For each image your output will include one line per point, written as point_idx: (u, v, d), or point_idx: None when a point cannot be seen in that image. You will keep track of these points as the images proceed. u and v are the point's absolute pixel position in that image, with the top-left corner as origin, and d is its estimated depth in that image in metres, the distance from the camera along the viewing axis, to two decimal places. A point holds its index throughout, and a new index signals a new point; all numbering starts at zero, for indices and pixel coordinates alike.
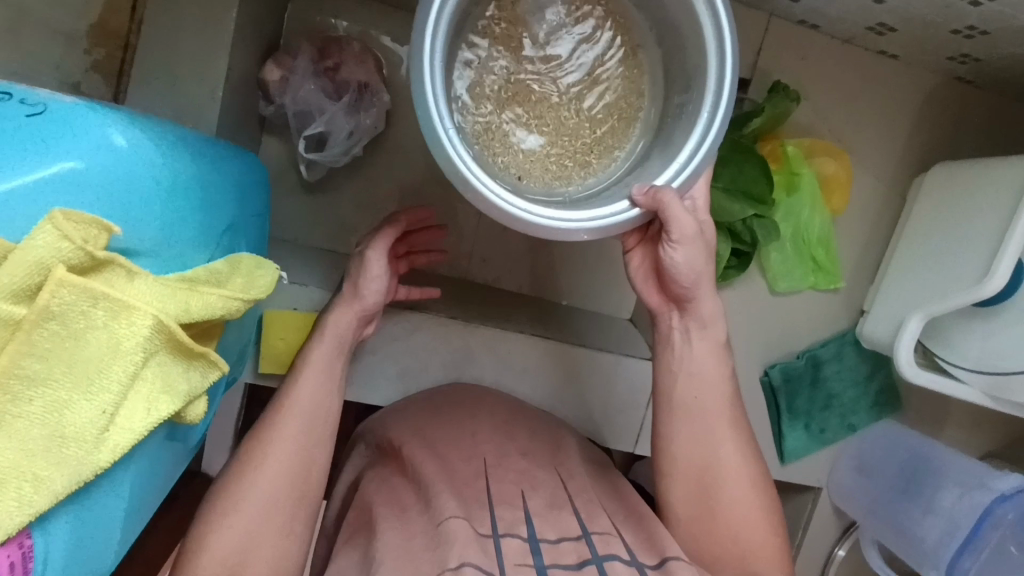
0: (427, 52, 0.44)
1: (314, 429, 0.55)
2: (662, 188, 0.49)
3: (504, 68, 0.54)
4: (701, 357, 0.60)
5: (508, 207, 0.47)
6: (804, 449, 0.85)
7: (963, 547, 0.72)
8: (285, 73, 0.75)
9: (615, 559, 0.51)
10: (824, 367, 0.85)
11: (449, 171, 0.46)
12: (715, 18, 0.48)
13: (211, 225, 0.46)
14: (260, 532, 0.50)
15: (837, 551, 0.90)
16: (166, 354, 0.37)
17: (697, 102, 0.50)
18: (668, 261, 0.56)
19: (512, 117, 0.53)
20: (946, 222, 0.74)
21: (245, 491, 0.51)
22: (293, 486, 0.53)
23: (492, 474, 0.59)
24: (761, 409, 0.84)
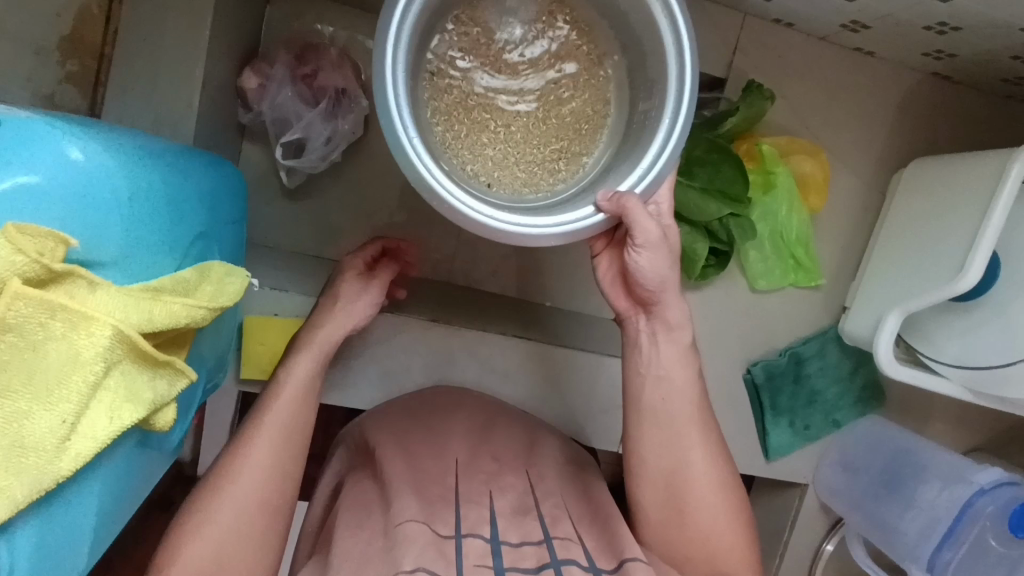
0: (390, 62, 0.45)
1: (293, 432, 0.56)
2: (625, 194, 0.50)
3: (471, 75, 0.54)
4: (668, 361, 0.60)
5: (473, 214, 0.47)
6: (788, 447, 0.86)
7: (944, 540, 0.72)
8: (262, 81, 0.76)
9: (574, 562, 0.52)
10: (807, 364, 0.85)
11: (414, 179, 0.46)
12: (675, 28, 0.49)
13: (179, 233, 0.47)
14: (236, 535, 0.51)
15: (825, 546, 0.90)
16: (129, 362, 0.37)
17: (659, 109, 0.51)
18: (634, 265, 0.56)
19: (479, 124, 0.54)
20: (923, 218, 0.74)
21: (223, 495, 0.52)
22: (270, 490, 0.53)
23: (462, 475, 0.61)
24: (744, 407, 0.85)
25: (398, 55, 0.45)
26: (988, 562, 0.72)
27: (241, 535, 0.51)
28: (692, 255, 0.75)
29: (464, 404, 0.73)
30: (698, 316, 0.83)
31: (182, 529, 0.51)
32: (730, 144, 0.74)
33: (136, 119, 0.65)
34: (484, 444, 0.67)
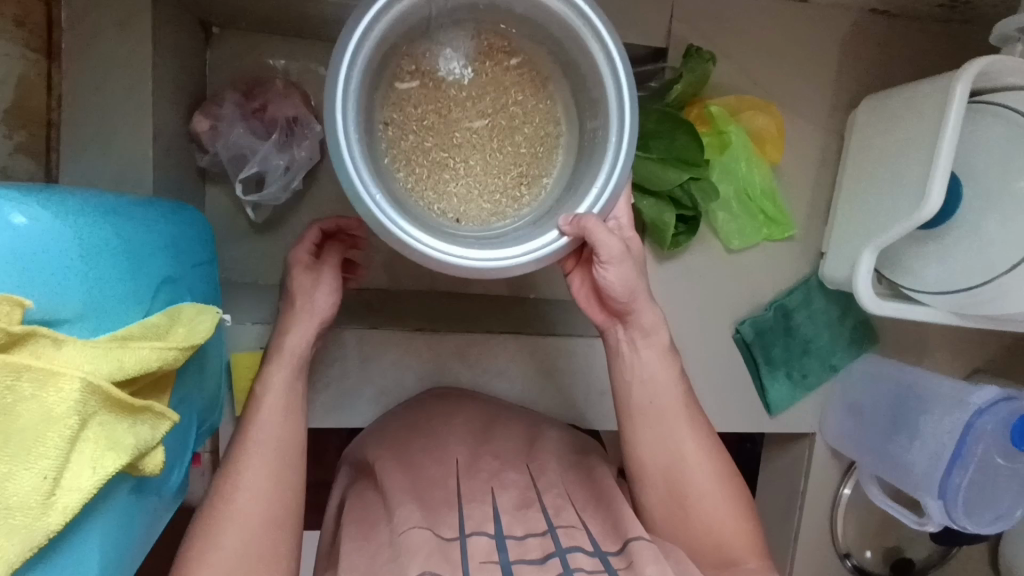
0: (341, 126, 0.46)
1: (282, 452, 0.56)
2: (584, 215, 0.52)
3: (423, 116, 0.56)
4: (651, 363, 0.62)
5: (445, 257, 0.49)
6: (789, 399, 0.87)
7: (950, 465, 0.71)
8: (213, 122, 0.77)
9: (579, 549, 0.53)
10: (795, 315, 0.85)
11: (383, 233, 0.48)
12: (607, 53, 0.51)
13: (142, 281, 0.48)
14: (246, 563, 0.52)
15: (842, 490, 0.93)
16: (106, 412, 0.38)
17: (607, 131, 0.53)
18: (603, 281, 0.57)
19: (439, 164, 0.56)
20: (882, 152, 0.75)
21: (224, 524, 0.52)
22: (272, 510, 0.54)
23: (463, 474, 0.62)
24: (737, 365, 0.86)
25: (348, 120, 0.47)
26: (999, 482, 0.72)
27: (249, 564, 0.52)
28: (662, 226, 0.76)
29: (459, 408, 0.73)
30: (679, 285, 0.83)
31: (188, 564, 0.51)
32: (680, 112, 0.74)
33: (95, 180, 0.67)
34: (482, 440, 0.68)
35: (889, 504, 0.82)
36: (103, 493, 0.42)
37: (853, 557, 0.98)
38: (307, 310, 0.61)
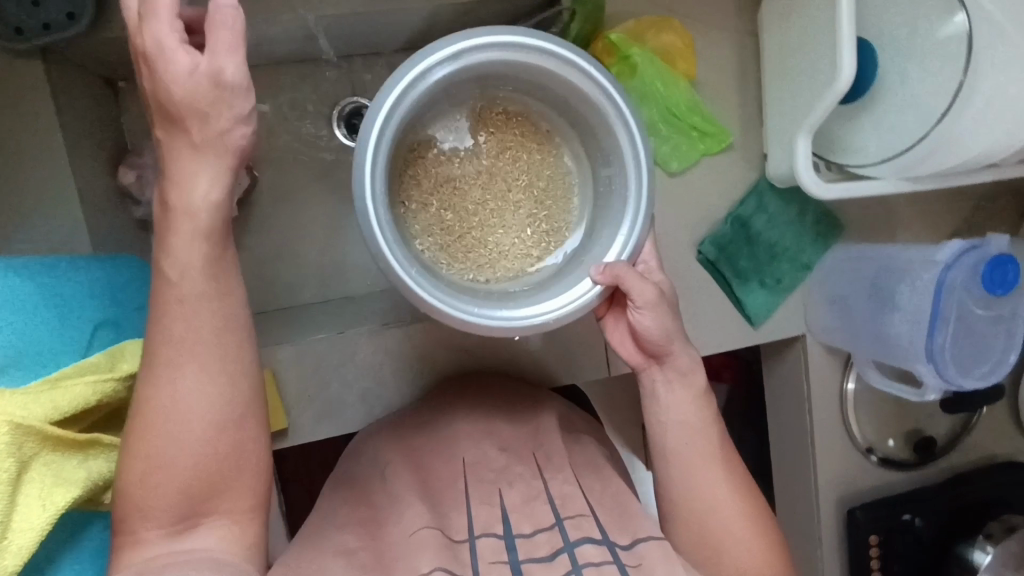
0: (372, 216, 0.55)
1: (223, 351, 0.47)
2: (614, 265, 0.61)
3: (445, 194, 0.72)
4: (680, 403, 0.64)
5: (476, 320, 0.59)
6: (767, 307, 0.87)
7: (929, 327, 0.71)
8: (139, 172, 0.79)
9: (588, 541, 0.53)
10: (753, 223, 0.85)
11: (425, 306, 0.57)
12: (623, 119, 0.61)
13: (70, 330, 0.51)
14: (205, 475, 0.47)
15: (847, 385, 0.93)
16: (52, 451, 0.43)
17: (621, 177, 0.65)
18: (637, 327, 0.63)
19: (471, 230, 0.72)
20: (793, 39, 0.74)
21: (166, 436, 0.46)
22: (224, 423, 0.47)
23: (470, 472, 0.62)
24: (709, 286, 0.85)
25: (377, 170, 0.56)
26: (979, 329, 0.72)
27: (208, 474, 0.47)
28: None
29: (454, 403, 0.74)
30: None
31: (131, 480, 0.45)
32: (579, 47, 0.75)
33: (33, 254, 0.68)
34: (481, 427, 0.68)
35: (887, 383, 0.82)
36: (70, 535, 0.49)
37: (877, 451, 0.97)
38: (211, 148, 0.47)
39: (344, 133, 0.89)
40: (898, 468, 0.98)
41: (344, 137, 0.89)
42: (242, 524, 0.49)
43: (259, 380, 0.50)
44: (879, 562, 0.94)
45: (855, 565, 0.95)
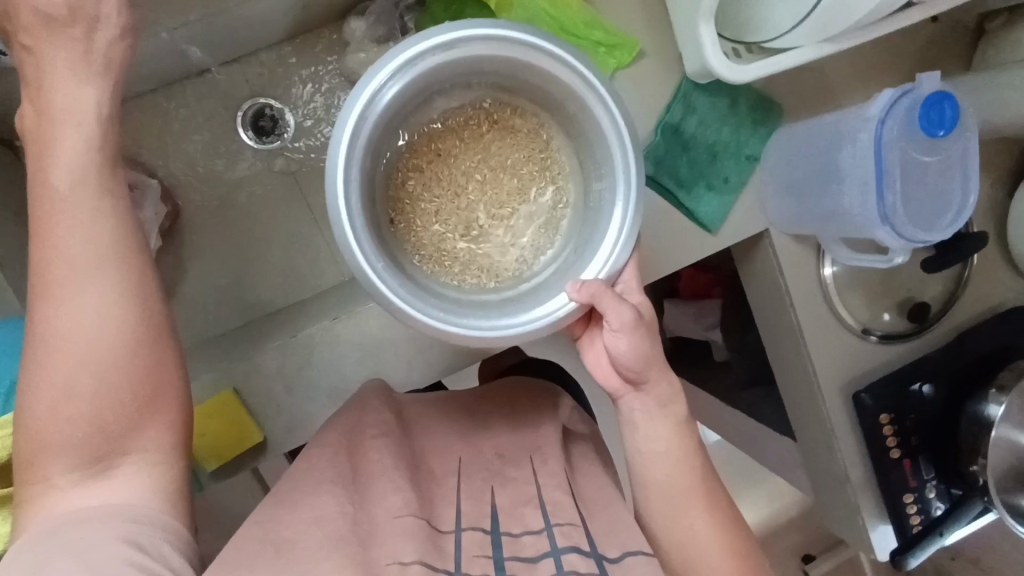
0: (349, 231, 0.56)
1: (127, 289, 0.51)
2: (591, 283, 0.61)
3: (429, 190, 0.71)
4: (657, 441, 0.67)
5: (447, 328, 0.59)
6: (721, 209, 0.82)
7: (878, 186, 0.68)
8: None
9: (574, 550, 0.52)
10: (685, 127, 0.81)
11: (408, 320, 0.58)
12: (610, 115, 0.61)
13: None
14: (118, 410, 0.50)
15: (825, 271, 0.89)
16: None
17: (610, 191, 0.65)
18: (609, 348, 0.64)
19: (458, 229, 0.71)
20: None
21: (75, 369, 0.49)
22: (134, 361, 0.51)
23: (462, 473, 0.64)
24: (656, 204, 0.81)
25: (348, 182, 0.56)
26: (928, 179, 0.69)
27: (115, 415, 0.50)
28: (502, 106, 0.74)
29: (445, 408, 0.74)
30: None
31: (42, 416, 0.48)
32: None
33: None
34: (472, 429, 0.71)
35: (853, 257, 0.79)
36: None
37: (874, 329, 0.93)
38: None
39: (250, 136, 0.90)
40: (900, 341, 0.93)
41: (251, 139, 0.90)
42: (161, 464, 0.53)
43: (169, 324, 0.54)
44: (897, 439, 0.91)
45: (873, 448, 0.91)
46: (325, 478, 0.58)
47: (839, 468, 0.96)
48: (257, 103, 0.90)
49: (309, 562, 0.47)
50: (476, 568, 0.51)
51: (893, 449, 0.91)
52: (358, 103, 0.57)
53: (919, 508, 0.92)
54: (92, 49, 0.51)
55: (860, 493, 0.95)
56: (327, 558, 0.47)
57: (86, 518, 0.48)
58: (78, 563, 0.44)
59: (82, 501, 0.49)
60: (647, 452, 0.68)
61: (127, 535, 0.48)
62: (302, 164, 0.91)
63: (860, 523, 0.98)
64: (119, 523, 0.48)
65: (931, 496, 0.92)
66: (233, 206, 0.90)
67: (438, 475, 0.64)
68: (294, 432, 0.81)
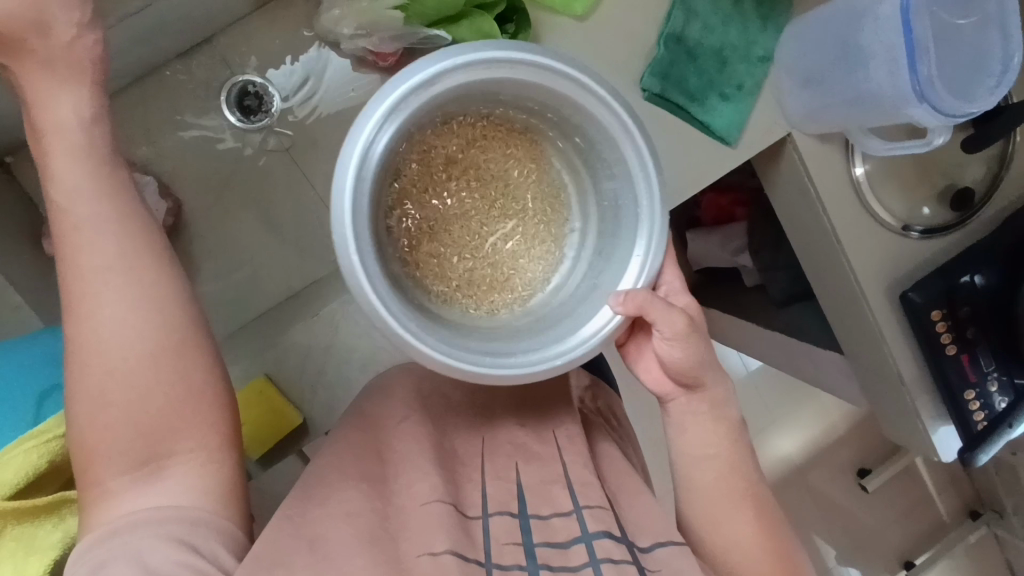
0: (372, 288, 0.51)
1: (141, 296, 0.49)
2: (634, 293, 0.57)
3: (431, 228, 0.65)
4: (696, 439, 0.63)
5: (493, 374, 0.54)
6: (737, 118, 0.78)
7: (910, 61, 0.63)
8: None
9: (605, 535, 0.52)
10: (688, 34, 0.75)
11: (460, 374, 0.54)
12: (616, 115, 0.57)
13: (17, 394, 0.55)
14: (155, 415, 0.49)
15: (855, 170, 0.84)
16: None
17: (626, 193, 0.61)
18: (662, 357, 0.61)
19: (473, 264, 0.66)
20: None
21: (105, 381, 0.47)
22: (164, 368, 0.49)
23: (489, 455, 0.62)
24: (666, 121, 0.77)
25: (362, 239, 0.51)
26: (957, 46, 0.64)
27: (156, 419, 0.49)
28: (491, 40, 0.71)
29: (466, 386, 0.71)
30: None
31: (80, 425, 0.48)
32: None
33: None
34: (488, 407, 0.69)
35: (888, 146, 0.74)
36: None
37: (915, 225, 0.88)
38: None
39: (238, 116, 0.87)
40: (943, 234, 0.88)
41: (237, 120, 0.87)
42: (211, 463, 0.51)
43: (198, 324, 0.52)
44: (952, 336, 0.86)
45: (927, 347, 0.88)
46: (357, 464, 0.57)
47: (892, 374, 0.93)
48: (239, 81, 0.87)
49: (342, 557, 0.46)
50: (507, 557, 0.50)
51: (949, 347, 0.87)
52: (351, 165, 0.51)
53: (981, 403, 0.87)
54: (56, 52, 0.49)
55: (917, 397, 0.92)
56: (355, 553, 0.46)
57: (139, 520, 0.46)
58: (132, 564, 0.43)
59: (133, 507, 0.47)
60: (689, 454, 0.64)
61: (179, 534, 0.47)
62: (293, 140, 0.88)
63: (920, 426, 0.95)
64: (173, 520, 0.47)
65: (993, 391, 0.87)
66: (233, 193, 0.88)
67: (462, 457, 0.62)
68: (333, 410, 0.81)
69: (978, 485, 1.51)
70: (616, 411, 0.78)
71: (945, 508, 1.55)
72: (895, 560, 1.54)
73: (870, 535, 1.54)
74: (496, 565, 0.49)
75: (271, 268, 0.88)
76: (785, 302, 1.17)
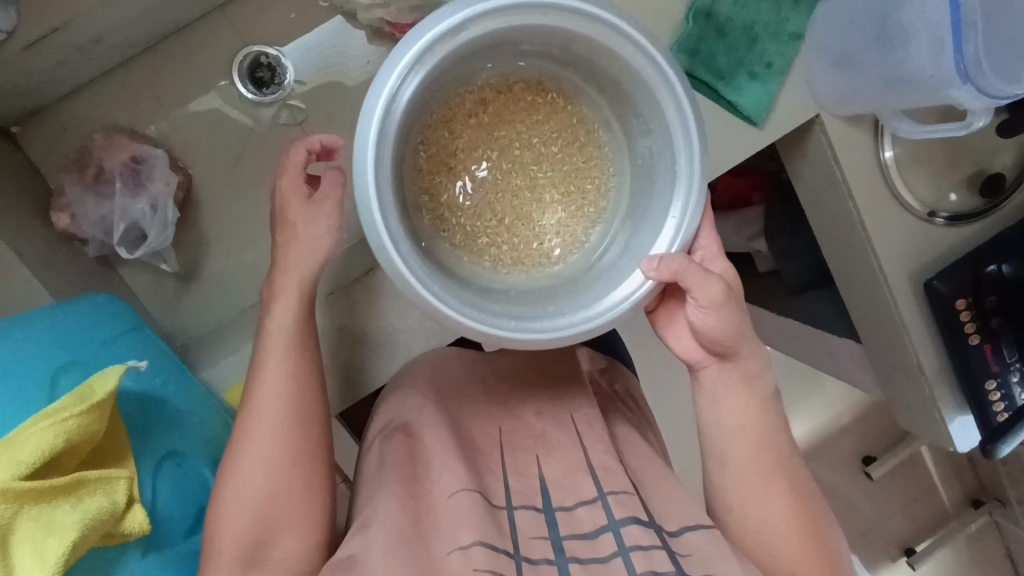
0: (394, 246, 0.50)
1: (299, 412, 0.57)
2: (668, 257, 0.54)
3: (460, 180, 0.62)
4: (719, 430, 0.62)
5: (520, 337, 0.53)
6: (765, 98, 0.75)
7: (957, 36, 0.60)
8: (70, 211, 0.75)
9: (633, 520, 0.50)
10: (718, 10, 0.73)
11: (485, 338, 0.52)
12: (658, 67, 0.54)
13: (43, 365, 0.51)
14: (280, 508, 0.54)
15: (884, 154, 0.82)
16: (36, 504, 0.39)
17: (665, 154, 0.57)
18: (695, 324, 0.59)
19: (502, 219, 0.63)
20: None
21: (255, 466, 0.54)
22: (298, 472, 0.56)
23: (507, 442, 0.61)
24: (692, 99, 0.75)
25: (383, 193, 0.50)
26: (1002, 22, 0.62)
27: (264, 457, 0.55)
28: None
29: (480, 371, 0.70)
30: None
31: (220, 501, 0.53)
32: None
33: None
34: (506, 387, 0.68)
35: (921, 129, 0.71)
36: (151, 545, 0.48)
37: (940, 212, 0.85)
38: None
39: (250, 89, 0.84)
40: (969, 222, 0.86)
41: (251, 93, 0.85)
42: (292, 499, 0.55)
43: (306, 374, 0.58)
44: (975, 324, 0.85)
45: (948, 335, 0.86)
46: None
47: (911, 362, 0.92)
48: (254, 51, 0.84)
49: None
50: (536, 551, 0.49)
51: (972, 335, 0.85)
52: (374, 123, 0.49)
53: (1001, 394, 0.86)
54: None
55: (935, 385, 0.91)
56: (388, 553, 0.47)
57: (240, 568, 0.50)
58: None
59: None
60: (712, 443, 0.62)
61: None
62: (307, 114, 0.85)
63: (937, 416, 0.94)
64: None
65: (1015, 382, 0.86)
66: (245, 168, 0.85)
67: (481, 445, 0.60)
68: None
69: (982, 475, 1.51)
70: (635, 397, 0.77)
71: (948, 496, 1.54)
72: (896, 546, 1.54)
73: (874, 523, 1.54)
74: (526, 559, 0.48)
75: None
76: (801, 288, 1.16)
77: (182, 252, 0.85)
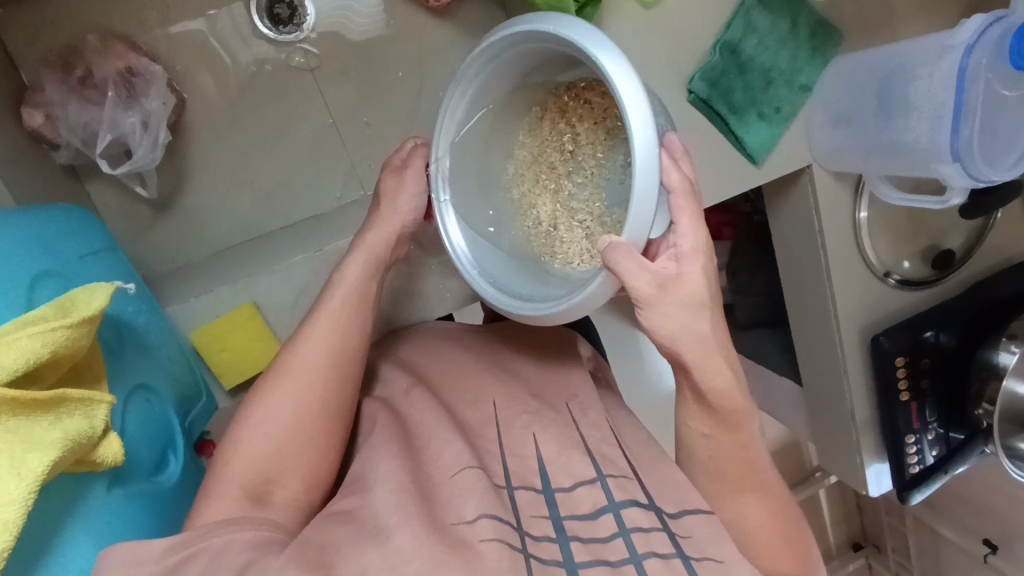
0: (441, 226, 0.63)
1: (305, 368, 0.56)
2: (610, 248, 0.52)
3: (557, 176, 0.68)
4: (692, 443, 0.64)
5: (526, 313, 0.58)
6: (769, 140, 0.80)
7: (957, 119, 0.66)
8: (47, 112, 0.70)
9: (633, 502, 0.51)
10: (743, 48, 0.77)
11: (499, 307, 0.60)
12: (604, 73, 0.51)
13: (18, 269, 0.47)
14: (275, 453, 0.53)
15: (859, 214, 0.88)
16: (12, 416, 0.38)
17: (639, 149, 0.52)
18: (643, 326, 0.56)
19: (587, 210, 0.66)
20: None
21: (266, 410, 0.54)
22: (304, 419, 0.54)
23: (502, 420, 0.60)
24: (703, 127, 0.79)
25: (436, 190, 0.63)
26: (1005, 112, 0.67)
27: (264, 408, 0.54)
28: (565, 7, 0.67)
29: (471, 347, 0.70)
30: None
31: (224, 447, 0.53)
32: None
33: None
34: (500, 365, 0.67)
35: (905, 198, 0.77)
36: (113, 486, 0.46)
37: (894, 273, 0.93)
38: None
39: (266, 24, 0.80)
40: (915, 288, 0.94)
41: (267, 29, 0.80)
42: (291, 446, 0.53)
43: (316, 331, 0.58)
44: (908, 382, 0.92)
45: (883, 390, 0.94)
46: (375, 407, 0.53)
47: (845, 408, 1.00)
48: None
49: None
50: (536, 528, 0.50)
51: (904, 393, 0.93)
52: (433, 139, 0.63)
53: (917, 449, 0.95)
54: None
55: (862, 432, 1.00)
56: (411, 519, 0.46)
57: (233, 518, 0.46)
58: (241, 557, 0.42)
59: (238, 511, 0.49)
60: (698, 458, 0.64)
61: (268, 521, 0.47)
62: (320, 61, 0.82)
63: (858, 460, 1.02)
64: (268, 528, 0.46)
65: (929, 440, 0.95)
66: (245, 104, 0.81)
67: (475, 426, 0.60)
68: None
69: (866, 522, 1.64)
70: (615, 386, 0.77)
71: (834, 538, 1.66)
72: None
73: None
74: (528, 534, 0.49)
75: (266, 193, 0.83)
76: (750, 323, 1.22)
77: (163, 179, 0.81)
